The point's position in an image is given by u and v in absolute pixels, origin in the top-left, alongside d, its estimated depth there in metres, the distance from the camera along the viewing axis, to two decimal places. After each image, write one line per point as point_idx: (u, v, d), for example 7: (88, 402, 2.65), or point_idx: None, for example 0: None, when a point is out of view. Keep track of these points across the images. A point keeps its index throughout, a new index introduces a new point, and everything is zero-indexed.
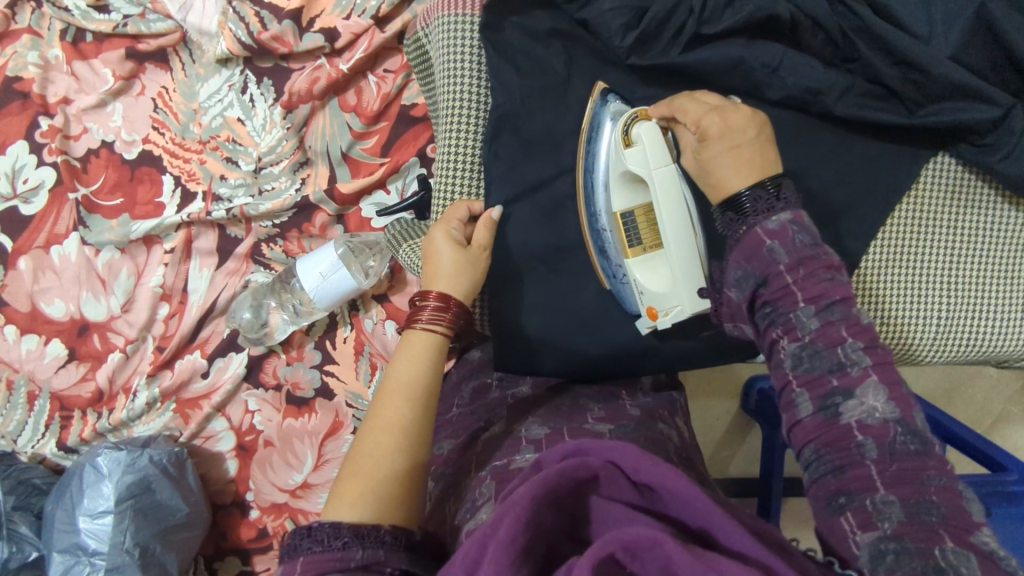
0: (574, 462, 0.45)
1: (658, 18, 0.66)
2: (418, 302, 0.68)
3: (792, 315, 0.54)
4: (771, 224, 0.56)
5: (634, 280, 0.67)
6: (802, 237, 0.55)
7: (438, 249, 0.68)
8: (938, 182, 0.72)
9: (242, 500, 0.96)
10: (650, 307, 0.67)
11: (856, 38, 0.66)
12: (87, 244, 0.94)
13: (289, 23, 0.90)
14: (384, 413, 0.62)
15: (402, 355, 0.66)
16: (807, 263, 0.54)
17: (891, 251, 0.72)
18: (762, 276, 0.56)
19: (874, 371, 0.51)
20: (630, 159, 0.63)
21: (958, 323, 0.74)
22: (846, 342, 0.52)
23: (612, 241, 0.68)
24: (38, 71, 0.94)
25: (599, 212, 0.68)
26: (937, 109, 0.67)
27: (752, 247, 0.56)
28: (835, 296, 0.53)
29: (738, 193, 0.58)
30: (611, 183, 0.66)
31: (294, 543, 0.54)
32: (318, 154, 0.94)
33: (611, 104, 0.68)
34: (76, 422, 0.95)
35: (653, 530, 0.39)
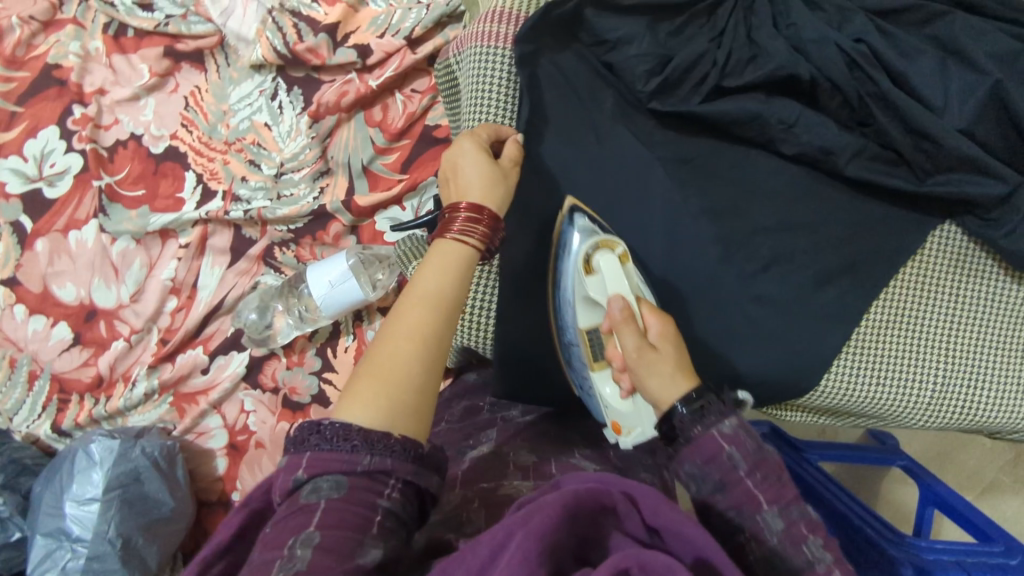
0: (596, 487, 0.43)
1: (682, 67, 0.69)
2: (448, 214, 0.61)
3: (758, 518, 0.47)
4: (726, 428, 0.50)
5: (599, 394, 0.65)
6: (751, 442, 0.50)
7: (465, 166, 0.63)
8: (944, 251, 0.74)
9: (228, 499, 0.97)
10: (615, 422, 0.64)
11: (872, 104, 0.68)
12: (105, 232, 0.96)
13: (324, 37, 0.93)
14: (405, 321, 0.54)
15: (430, 265, 0.58)
16: (763, 467, 0.49)
17: (891, 313, 0.73)
18: (721, 481, 0.49)
19: (837, 569, 0.45)
20: (590, 285, 0.65)
21: (955, 391, 0.74)
22: (810, 537, 0.46)
23: (579, 354, 0.67)
24: (78, 61, 0.97)
25: (567, 326, 0.69)
26: (945, 179, 0.68)
27: (710, 451, 0.50)
28: (790, 496, 0.48)
29: (672, 407, 0.52)
30: (579, 304, 0.66)
31: (302, 436, 0.50)
32: (339, 165, 0.95)
33: (578, 222, 0.68)
34: (73, 405, 0.96)
35: (671, 558, 0.37)
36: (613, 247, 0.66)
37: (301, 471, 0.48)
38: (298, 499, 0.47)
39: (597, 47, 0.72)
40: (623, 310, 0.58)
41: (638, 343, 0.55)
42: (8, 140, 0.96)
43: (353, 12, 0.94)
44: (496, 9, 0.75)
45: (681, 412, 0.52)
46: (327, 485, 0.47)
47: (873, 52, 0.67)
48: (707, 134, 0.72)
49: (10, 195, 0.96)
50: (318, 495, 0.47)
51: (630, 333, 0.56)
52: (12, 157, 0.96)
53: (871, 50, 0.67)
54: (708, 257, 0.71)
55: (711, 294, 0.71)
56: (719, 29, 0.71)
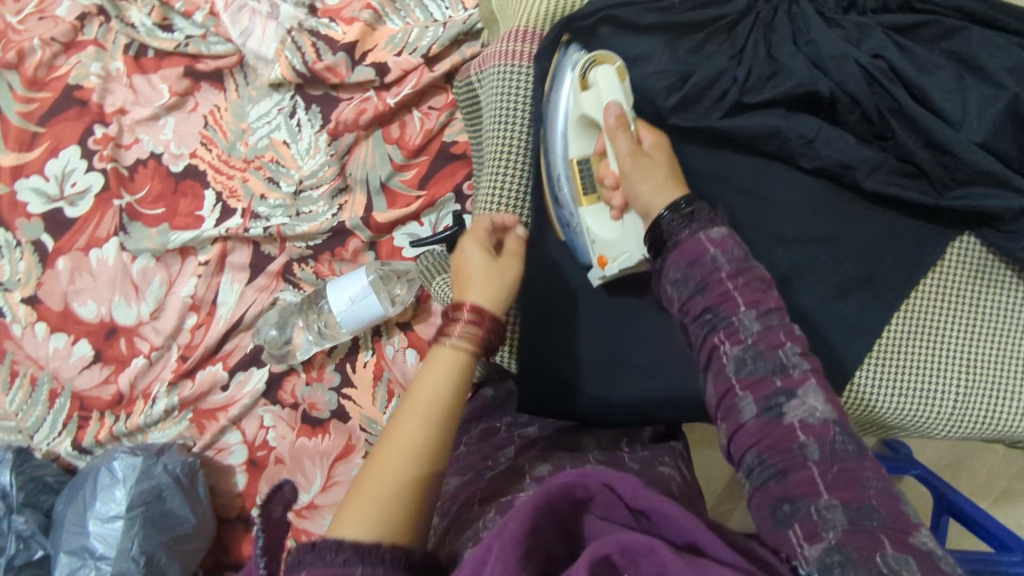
0: (574, 480, 0.47)
1: (701, 84, 0.70)
2: (449, 314, 0.64)
3: (734, 319, 0.55)
4: (714, 234, 0.58)
5: (586, 228, 0.71)
6: (738, 250, 0.58)
7: (466, 257, 0.67)
8: (963, 262, 0.74)
9: (247, 515, 0.97)
10: (600, 256, 0.71)
11: (891, 118, 0.68)
12: (125, 250, 0.97)
13: (343, 56, 0.93)
14: (402, 435, 0.57)
15: (425, 375, 0.61)
16: (745, 271, 0.56)
17: (912, 325, 0.73)
18: (700, 283, 0.57)
19: (812, 375, 0.52)
20: (585, 101, 0.68)
21: (976, 400, 0.74)
22: (785, 345, 0.53)
23: (568, 190, 0.72)
24: (98, 82, 0.98)
25: (554, 161, 0.73)
26: (963, 193, 0.69)
27: (695, 254, 0.58)
28: (771, 305, 0.55)
29: (658, 216, 0.61)
30: (572, 124, 0.71)
31: (296, 558, 0.50)
32: (358, 182, 0.96)
33: (573, 54, 0.72)
34: (94, 423, 0.96)
35: (649, 537, 0.41)
36: (609, 63, 0.70)
37: None
38: None
39: (617, 64, 0.73)
40: (618, 118, 0.66)
41: (630, 145, 0.65)
42: (30, 160, 0.97)
43: (370, 30, 0.95)
44: (518, 28, 0.76)
45: (666, 220, 0.60)
46: None
47: (891, 67, 0.68)
48: (729, 150, 0.72)
49: (32, 215, 0.97)
50: None
51: (624, 139, 0.65)
52: (34, 176, 0.97)
53: (889, 65, 0.68)
54: None
55: None
56: (738, 47, 0.71)
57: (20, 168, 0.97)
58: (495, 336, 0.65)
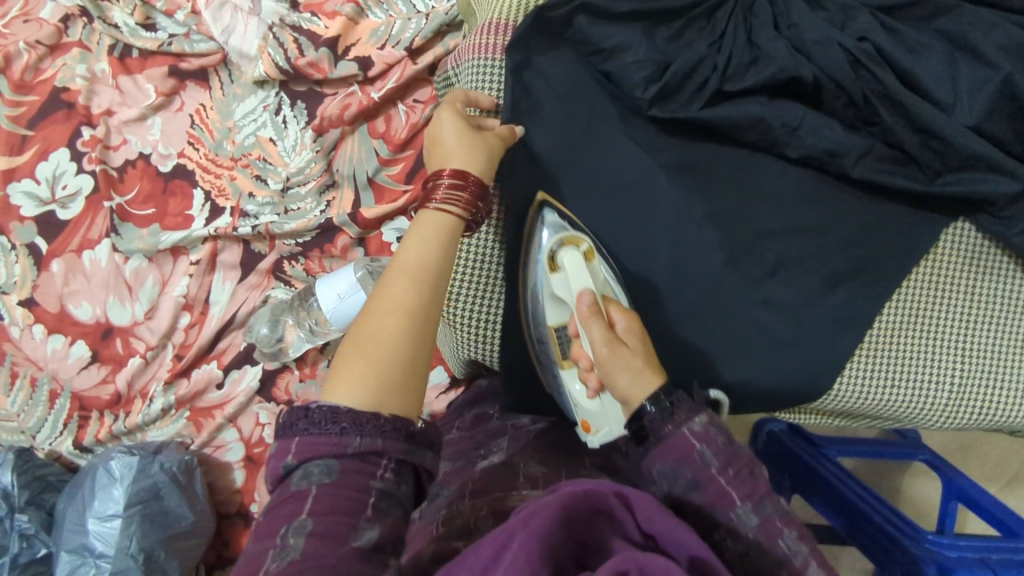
0: (590, 494, 0.44)
1: (683, 69, 0.68)
2: (432, 181, 0.61)
3: (732, 517, 0.49)
4: (698, 427, 0.51)
5: (571, 391, 0.68)
6: (721, 436, 0.51)
7: (443, 128, 0.64)
8: (957, 248, 0.72)
9: (246, 510, 0.99)
10: (584, 421, 0.67)
11: (878, 104, 0.67)
12: (118, 251, 0.97)
13: (326, 51, 0.92)
14: (390, 295, 0.53)
15: (413, 236, 0.57)
16: (735, 461, 0.50)
17: (904, 314, 0.72)
18: (693, 481, 0.51)
19: (813, 559, 0.48)
20: (555, 281, 0.67)
21: (971, 389, 0.73)
22: (786, 534, 0.48)
23: (551, 353, 0.70)
24: (84, 84, 0.98)
25: (539, 325, 0.71)
26: (956, 177, 0.68)
27: (681, 451, 0.51)
28: (764, 491, 0.50)
29: (639, 407, 0.53)
30: (548, 303, 0.69)
31: (290, 421, 0.50)
32: (344, 177, 0.95)
33: (548, 217, 0.70)
34: (93, 422, 0.98)
35: (670, 562, 0.38)
36: (579, 244, 0.68)
37: (290, 457, 0.49)
38: (289, 485, 0.48)
39: (593, 56, 0.71)
40: (590, 305, 0.60)
41: (605, 333, 0.58)
42: (21, 163, 0.98)
43: (352, 24, 0.94)
44: (493, 20, 0.74)
45: (648, 412, 0.53)
46: (317, 471, 0.48)
47: (878, 51, 0.66)
48: (711, 139, 0.71)
49: (25, 218, 0.98)
50: (309, 481, 0.48)
51: (596, 326, 0.58)
52: (25, 180, 0.98)
53: (875, 49, 0.66)
54: (714, 262, 0.70)
55: (717, 301, 0.70)
56: (717, 32, 0.69)
57: (12, 172, 0.97)
58: (483, 202, 0.62)
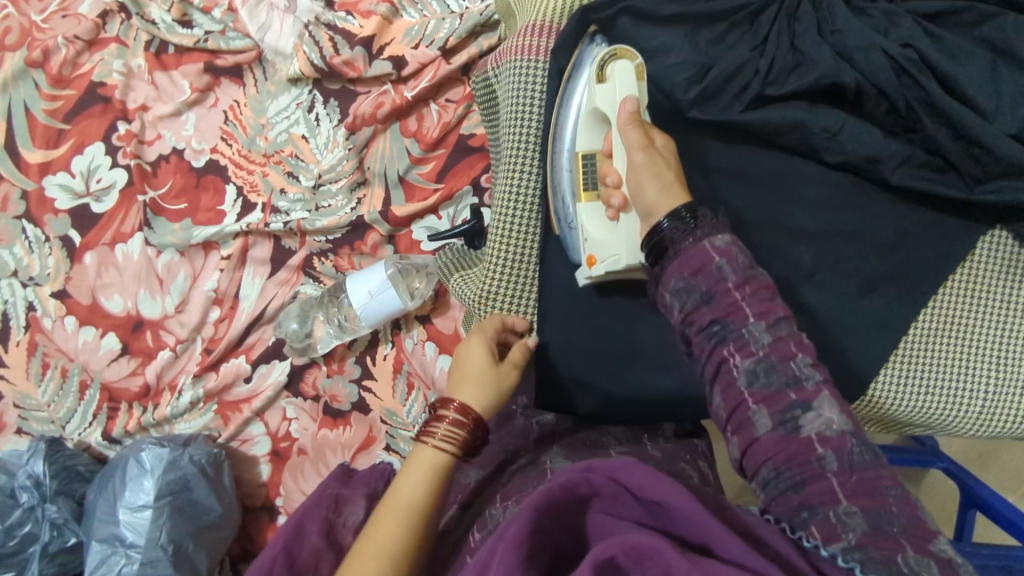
0: (577, 478, 0.49)
1: (722, 76, 0.68)
2: (434, 416, 0.66)
3: (743, 331, 0.52)
4: (718, 242, 0.54)
5: (582, 227, 0.69)
6: (744, 257, 0.54)
7: (470, 351, 0.69)
8: (994, 257, 0.71)
9: (272, 504, 1.00)
10: (590, 255, 0.68)
11: (920, 110, 0.66)
12: (150, 244, 0.98)
13: (360, 50, 0.93)
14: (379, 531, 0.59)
15: (405, 472, 0.64)
16: (751, 282, 0.53)
17: (941, 322, 0.71)
18: (707, 294, 0.54)
19: (825, 386, 0.51)
20: (600, 95, 0.65)
21: (1006, 398, 0.72)
22: (796, 356, 0.51)
23: (569, 181, 0.71)
24: (121, 78, 0.99)
25: (562, 151, 0.71)
26: (994, 186, 0.66)
27: (699, 261, 0.54)
28: (779, 313, 0.53)
29: (657, 223, 0.57)
30: (581, 123, 0.69)
31: None
32: (376, 175, 0.96)
33: (597, 47, 0.71)
34: (123, 414, 0.99)
35: (652, 538, 0.41)
36: (631, 58, 0.66)
37: None
38: None
39: (634, 58, 0.71)
40: (631, 113, 0.62)
41: (640, 139, 0.60)
42: (56, 156, 0.99)
43: (387, 24, 0.94)
44: (535, 21, 0.75)
45: (666, 226, 0.56)
46: None
47: (922, 58, 0.65)
48: (751, 143, 0.70)
49: (59, 210, 0.99)
50: None
51: (635, 134, 0.60)
52: (61, 173, 0.99)
53: (920, 55, 0.65)
54: (749, 265, 0.70)
55: None
56: (761, 37, 0.69)
57: (47, 165, 0.99)
58: (478, 441, 0.66)
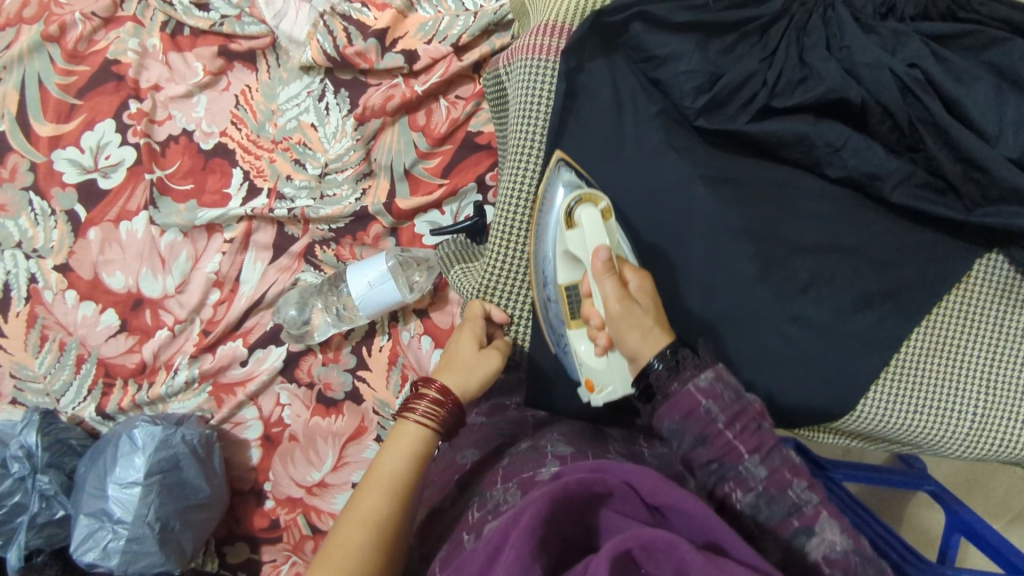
0: (593, 476, 0.48)
1: (731, 85, 0.68)
2: (416, 393, 0.69)
3: (740, 468, 0.55)
4: (701, 382, 0.57)
5: (575, 351, 0.68)
6: (728, 393, 0.57)
7: (457, 344, 0.72)
8: (988, 281, 0.72)
9: (260, 489, 1.01)
10: (589, 380, 0.67)
11: (923, 130, 0.66)
12: (154, 224, 0.99)
13: (374, 42, 0.93)
14: (364, 506, 0.62)
15: (388, 448, 0.67)
16: (739, 417, 0.55)
17: (933, 341, 0.72)
18: (700, 435, 0.56)
19: (822, 507, 0.53)
20: (571, 240, 0.66)
21: (995, 423, 0.72)
22: (794, 483, 0.54)
23: (558, 311, 0.70)
24: (135, 57, 0.99)
25: (547, 284, 0.70)
26: (994, 211, 0.66)
27: (687, 406, 0.56)
28: (770, 444, 0.55)
29: (648, 365, 0.59)
30: (559, 262, 0.68)
31: None
32: (382, 168, 0.97)
33: (564, 174, 0.70)
34: (117, 390, 1.00)
35: (672, 533, 0.40)
36: (595, 202, 0.66)
37: None
38: None
39: (644, 63, 0.71)
40: (606, 260, 0.62)
41: (616, 289, 0.62)
42: (66, 131, 0.99)
43: (402, 18, 0.95)
44: (547, 21, 0.75)
45: (656, 367, 0.59)
46: None
47: (927, 79, 0.66)
48: (754, 154, 0.71)
49: (66, 184, 0.99)
50: None
51: (610, 283, 0.62)
52: (70, 147, 0.99)
53: (924, 75, 0.66)
54: (747, 273, 0.70)
55: (747, 316, 0.70)
56: (770, 49, 0.69)
57: (57, 139, 0.99)
58: (459, 421, 0.69)
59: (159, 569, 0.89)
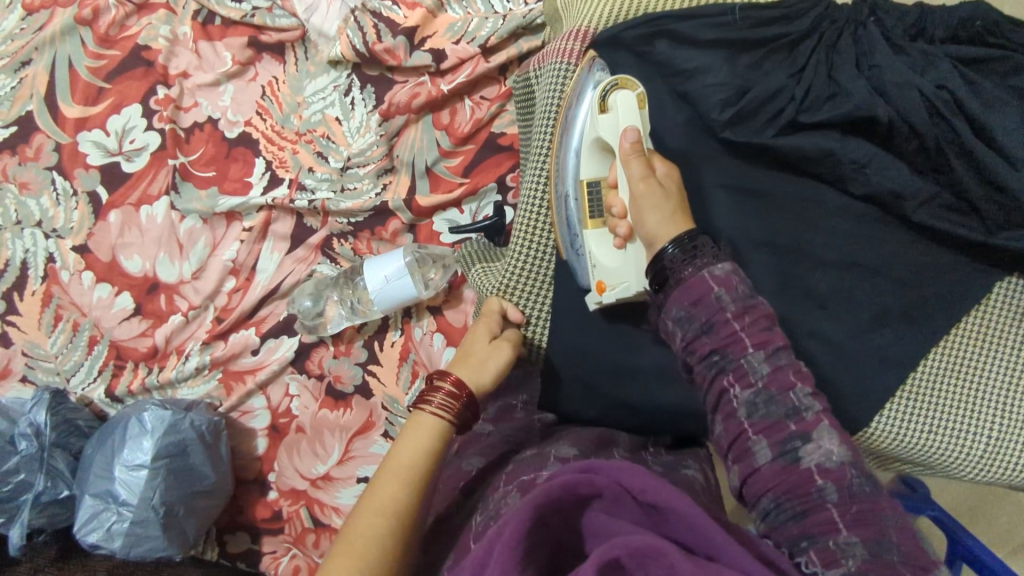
0: (581, 477, 0.48)
1: (758, 99, 0.67)
2: (432, 384, 0.68)
3: (742, 361, 0.54)
4: (717, 272, 0.56)
5: (591, 253, 0.69)
6: (743, 287, 0.56)
7: (472, 338, 0.72)
8: (1011, 304, 0.72)
9: (264, 479, 1.01)
10: (600, 281, 0.68)
11: (949, 151, 0.66)
12: (175, 209, 1.00)
13: (402, 39, 0.94)
14: (381, 494, 0.61)
15: (405, 436, 0.66)
16: (751, 311, 0.55)
17: (948, 363, 0.72)
18: (707, 324, 0.55)
19: (824, 417, 0.52)
20: (603, 125, 0.66)
21: (1011, 448, 0.72)
22: (796, 387, 0.53)
23: (576, 209, 0.70)
24: (166, 44, 1.00)
25: (567, 180, 0.71)
26: (1014, 234, 0.67)
27: (699, 292, 0.56)
28: (778, 343, 0.54)
29: (662, 250, 0.59)
30: (584, 148, 0.69)
31: None
32: (404, 164, 0.97)
33: (596, 73, 0.71)
34: (128, 373, 1.00)
35: (658, 541, 0.41)
36: (631, 88, 0.67)
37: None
38: None
39: (671, 76, 0.71)
40: (633, 143, 0.63)
41: (643, 172, 0.62)
42: (93, 114, 1.00)
43: (431, 17, 0.96)
44: (579, 27, 0.75)
45: (670, 252, 0.58)
46: None
47: (955, 100, 0.65)
48: (778, 169, 0.70)
49: (90, 166, 1.00)
50: None
51: (636, 164, 0.63)
52: (96, 130, 1.00)
53: (953, 96, 0.65)
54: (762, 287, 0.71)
55: None
56: (799, 65, 0.68)
57: (84, 121, 1.00)
58: (473, 414, 0.68)
59: (160, 553, 0.90)
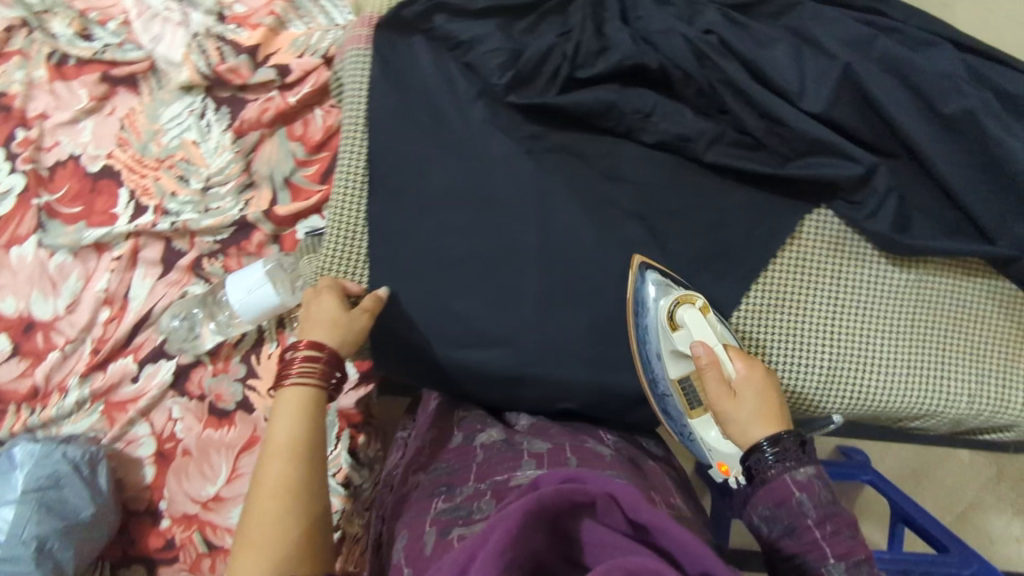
0: (573, 485, 0.45)
1: (533, 61, 0.70)
2: (287, 355, 0.65)
3: (825, 570, 0.54)
4: (800, 476, 0.57)
5: (705, 439, 0.70)
6: (826, 494, 0.57)
7: (321, 304, 0.67)
8: (819, 234, 0.74)
9: (156, 508, 0.99)
10: (720, 463, 0.69)
11: (724, 91, 0.70)
12: (43, 246, 1.00)
13: (245, 58, 0.98)
14: (268, 476, 0.59)
15: (275, 414, 0.63)
16: (835, 519, 0.55)
17: (769, 299, 0.74)
18: (790, 527, 0.56)
19: None
20: (677, 340, 0.68)
21: (841, 373, 0.74)
22: None
23: (674, 405, 0.71)
24: (22, 88, 1.02)
25: (655, 378, 0.71)
26: (803, 163, 0.71)
27: (782, 495, 0.57)
28: (861, 555, 0.54)
29: (758, 444, 0.60)
30: (667, 358, 0.70)
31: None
32: (263, 177, 1.00)
33: (652, 279, 0.70)
34: (10, 416, 0.98)
35: (657, 562, 0.38)
36: (693, 301, 0.70)
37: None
38: None
39: (454, 50, 0.73)
40: (707, 356, 0.65)
41: (720, 387, 0.64)
42: None
43: (273, 34, 1.00)
44: (368, 14, 0.76)
45: (769, 451, 0.59)
46: None
47: (723, 43, 0.70)
48: (574, 127, 0.73)
49: None
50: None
51: (714, 380, 0.64)
52: None
53: (720, 40, 0.70)
54: (584, 242, 0.71)
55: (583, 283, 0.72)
56: (567, 26, 0.72)
57: None
58: (340, 370, 0.66)
59: None
